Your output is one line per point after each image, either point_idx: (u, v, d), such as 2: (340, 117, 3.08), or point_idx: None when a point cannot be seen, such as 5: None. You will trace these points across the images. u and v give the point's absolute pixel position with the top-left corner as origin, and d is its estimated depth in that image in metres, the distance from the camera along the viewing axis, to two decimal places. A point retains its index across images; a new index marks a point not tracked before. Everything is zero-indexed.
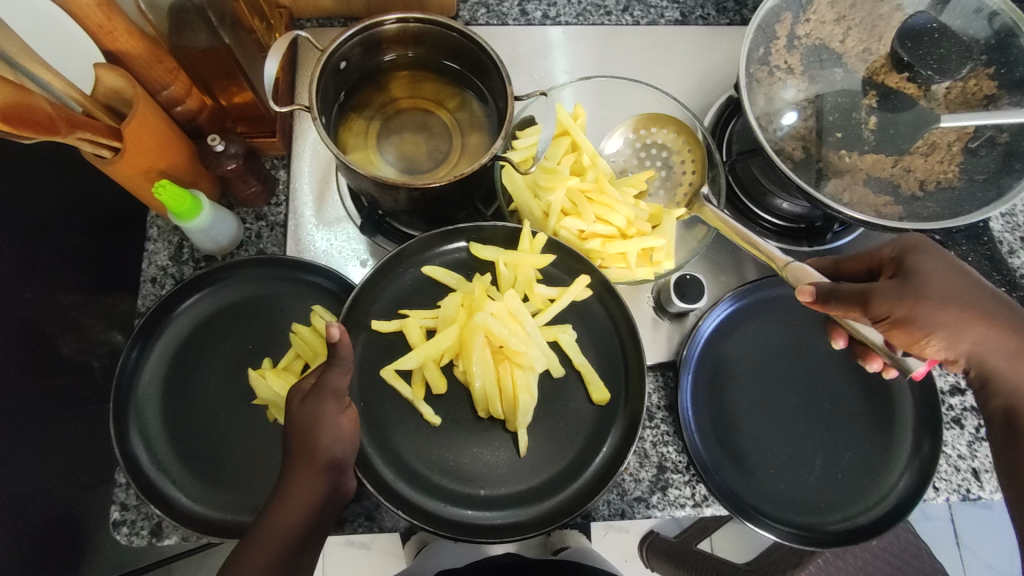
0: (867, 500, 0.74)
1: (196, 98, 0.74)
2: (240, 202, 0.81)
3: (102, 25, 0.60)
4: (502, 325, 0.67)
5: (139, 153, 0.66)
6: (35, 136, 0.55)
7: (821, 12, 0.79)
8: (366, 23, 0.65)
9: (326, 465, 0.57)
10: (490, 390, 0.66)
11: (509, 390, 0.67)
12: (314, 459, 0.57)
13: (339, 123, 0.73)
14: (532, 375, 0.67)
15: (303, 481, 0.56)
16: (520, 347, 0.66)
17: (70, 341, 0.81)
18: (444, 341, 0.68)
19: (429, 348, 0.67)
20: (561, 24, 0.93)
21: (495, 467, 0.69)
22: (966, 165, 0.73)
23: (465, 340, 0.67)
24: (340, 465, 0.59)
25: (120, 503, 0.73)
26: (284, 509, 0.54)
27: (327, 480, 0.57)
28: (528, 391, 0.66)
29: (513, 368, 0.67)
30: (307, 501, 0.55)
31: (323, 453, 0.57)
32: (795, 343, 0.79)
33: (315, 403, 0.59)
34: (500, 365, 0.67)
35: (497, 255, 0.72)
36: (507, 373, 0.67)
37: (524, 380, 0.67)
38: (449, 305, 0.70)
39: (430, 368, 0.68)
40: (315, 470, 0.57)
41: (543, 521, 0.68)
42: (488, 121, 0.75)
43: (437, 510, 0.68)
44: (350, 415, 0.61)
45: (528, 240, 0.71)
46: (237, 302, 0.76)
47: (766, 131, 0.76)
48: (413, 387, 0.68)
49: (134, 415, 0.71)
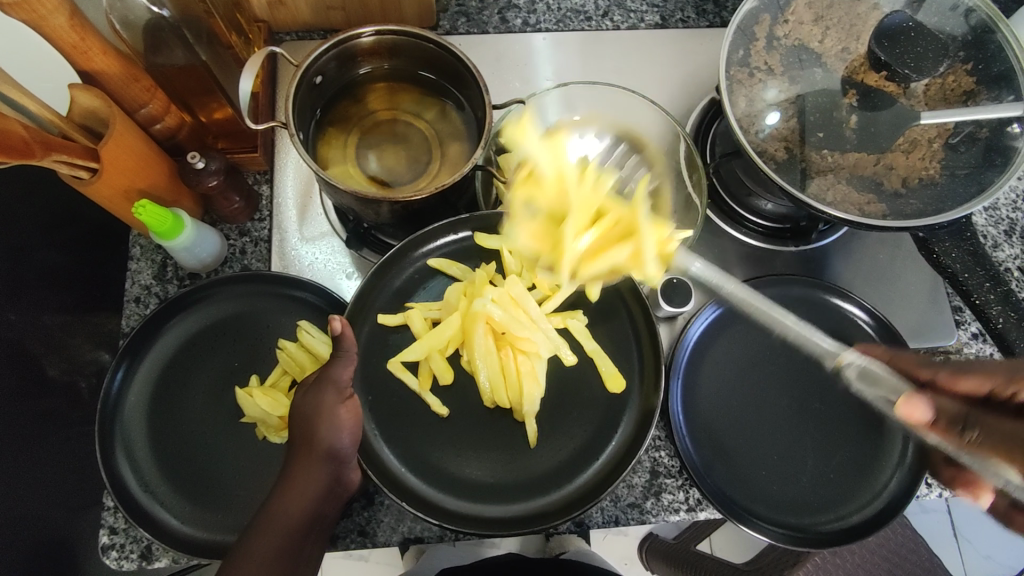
0: (859, 499, 0.74)
1: (174, 115, 0.73)
2: (222, 218, 0.80)
3: (76, 45, 0.59)
4: (504, 312, 0.67)
5: (117, 173, 0.65)
6: (9, 161, 0.54)
7: (799, 14, 0.79)
8: (340, 37, 0.65)
9: (325, 455, 0.57)
10: (494, 379, 0.67)
11: (512, 378, 0.67)
12: (315, 446, 0.57)
13: (318, 139, 0.73)
14: (538, 361, 0.67)
15: (302, 476, 0.55)
16: (522, 333, 0.66)
17: (57, 362, 0.80)
18: (447, 330, 0.68)
19: (433, 339, 0.68)
20: (541, 31, 0.93)
21: (488, 471, 0.68)
22: (947, 161, 0.74)
23: (467, 330, 0.67)
24: (340, 456, 0.58)
25: (108, 527, 0.72)
26: (284, 498, 0.54)
27: (327, 470, 0.57)
28: (533, 378, 0.66)
29: (516, 354, 0.67)
30: (308, 492, 0.55)
31: (322, 442, 0.57)
32: (784, 343, 0.79)
33: (314, 396, 0.59)
34: (503, 353, 0.67)
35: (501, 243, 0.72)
36: (511, 360, 0.67)
37: (528, 366, 0.66)
38: (451, 296, 0.71)
39: (436, 360, 0.68)
40: (315, 460, 0.56)
41: (561, 508, 0.67)
42: (468, 132, 0.74)
43: (449, 504, 0.67)
44: (352, 406, 0.60)
45: None
46: (223, 319, 0.76)
47: (749, 133, 0.76)
48: (420, 379, 0.69)
49: (120, 437, 0.70)
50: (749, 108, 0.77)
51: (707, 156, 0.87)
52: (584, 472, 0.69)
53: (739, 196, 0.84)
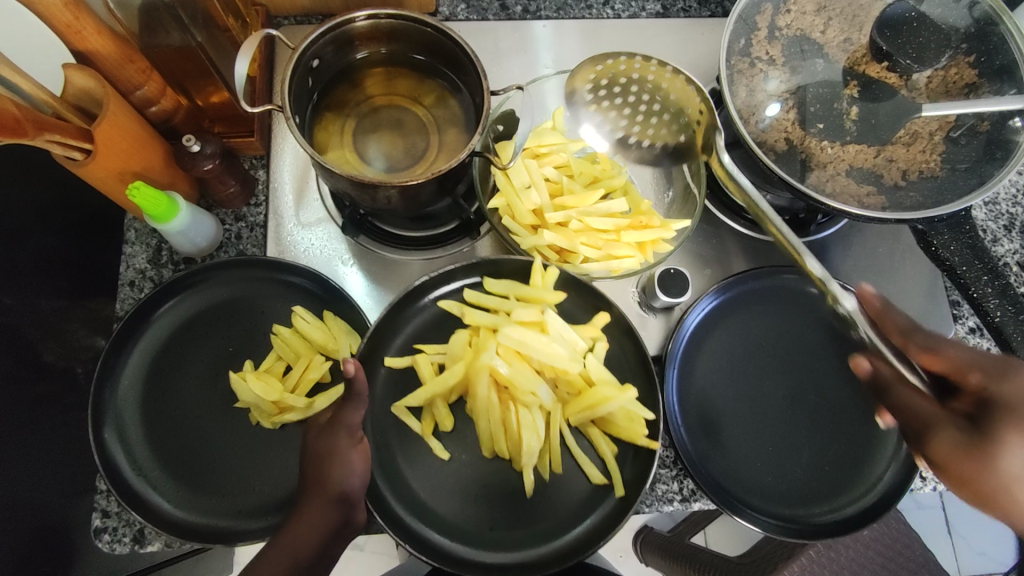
0: (853, 491, 0.74)
1: (171, 98, 0.73)
2: (219, 202, 0.79)
3: (69, 25, 0.59)
4: (510, 365, 0.67)
5: (112, 154, 0.64)
6: (2, 139, 0.53)
7: (802, 3, 0.78)
8: (337, 21, 0.64)
9: (335, 497, 0.58)
10: (495, 429, 0.68)
11: (513, 429, 0.67)
12: (325, 487, 0.58)
13: (314, 123, 0.72)
14: (538, 414, 0.67)
15: (312, 508, 0.57)
16: (524, 387, 0.67)
17: (53, 348, 0.80)
18: (451, 378, 0.68)
19: (438, 385, 0.68)
20: (542, 18, 0.93)
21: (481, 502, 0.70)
22: (948, 154, 0.73)
23: (471, 380, 0.68)
24: (351, 499, 0.59)
25: (101, 510, 0.72)
26: (294, 532, 0.56)
27: (337, 512, 0.58)
28: (533, 430, 0.66)
29: (518, 408, 0.67)
30: (316, 526, 0.56)
31: (334, 485, 0.58)
32: (780, 335, 0.79)
33: (329, 436, 0.61)
34: (507, 407, 0.68)
35: (509, 289, 0.72)
36: (513, 413, 0.67)
37: (529, 419, 0.67)
38: (457, 342, 0.70)
39: (439, 405, 0.70)
40: (326, 499, 0.58)
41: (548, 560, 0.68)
42: (466, 119, 0.74)
43: (436, 545, 0.68)
44: (363, 449, 0.62)
45: (539, 274, 0.70)
46: (216, 305, 0.75)
47: (748, 123, 0.75)
48: (423, 423, 0.70)
49: (113, 421, 0.70)
50: (750, 98, 0.76)
51: None
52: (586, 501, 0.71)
53: None
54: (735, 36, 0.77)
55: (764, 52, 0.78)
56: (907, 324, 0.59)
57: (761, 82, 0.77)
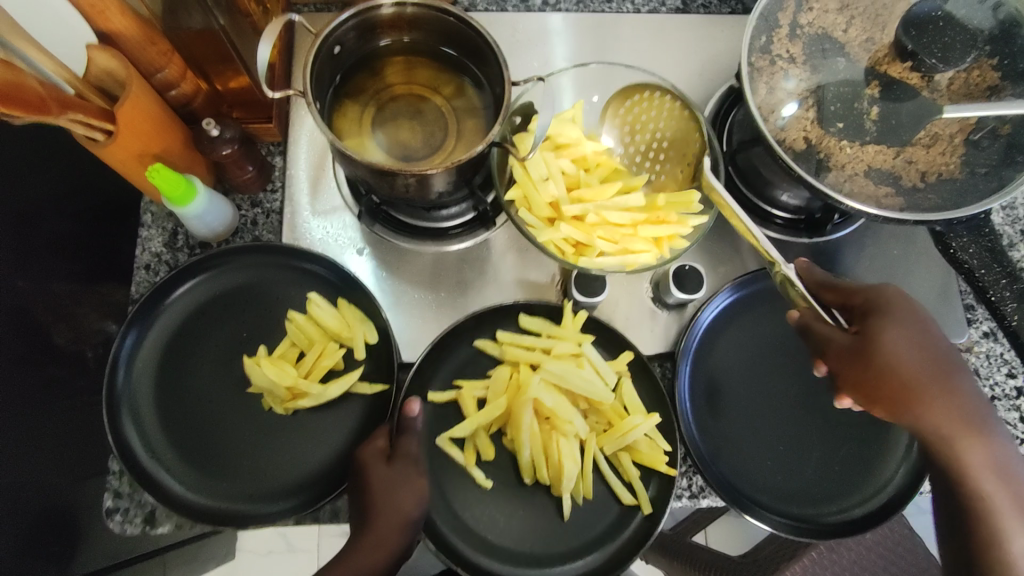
0: (863, 492, 0.73)
1: (191, 81, 0.72)
2: (235, 187, 0.79)
3: (94, 5, 0.59)
4: (554, 396, 0.69)
5: (132, 136, 0.65)
6: (26, 116, 0.54)
7: (824, 2, 0.78)
8: (360, 7, 0.64)
9: (402, 525, 0.62)
10: (537, 457, 0.69)
11: (554, 458, 0.69)
12: (392, 516, 0.62)
13: (333, 110, 0.72)
14: (576, 443, 0.70)
15: (380, 532, 0.62)
16: (567, 418, 0.69)
17: (65, 329, 0.80)
18: (495, 412, 0.70)
19: (483, 419, 0.70)
20: (561, 11, 0.92)
21: (494, 494, 0.72)
22: (968, 157, 0.73)
23: (515, 412, 0.69)
24: (414, 525, 0.63)
25: (113, 490, 0.72)
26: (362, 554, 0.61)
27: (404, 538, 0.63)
28: (573, 459, 0.68)
29: (558, 437, 0.70)
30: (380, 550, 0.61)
31: (403, 515, 0.63)
32: (794, 337, 0.79)
33: (398, 470, 0.64)
34: (548, 435, 0.70)
35: (543, 327, 0.74)
36: (554, 443, 0.69)
37: (569, 449, 0.69)
38: (500, 376, 0.72)
39: (482, 436, 0.71)
40: (395, 529, 0.62)
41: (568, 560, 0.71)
42: (485, 110, 0.74)
43: (458, 542, 0.70)
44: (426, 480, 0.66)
45: (570, 316, 0.73)
46: (232, 289, 0.75)
47: (767, 122, 0.75)
48: (465, 454, 0.71)
49: (127, 402, 0.70)
50: (769, 98, 0.76)
51: (723, 145, 0.86)
52: (594, 500, 0.73)
53: (756, 187, 0.83)
54: (755, 32, 0.77)
55: (783, 53, 0.77)
56: (823, 278, 0.69)
57: (782, 81, 0.76)
